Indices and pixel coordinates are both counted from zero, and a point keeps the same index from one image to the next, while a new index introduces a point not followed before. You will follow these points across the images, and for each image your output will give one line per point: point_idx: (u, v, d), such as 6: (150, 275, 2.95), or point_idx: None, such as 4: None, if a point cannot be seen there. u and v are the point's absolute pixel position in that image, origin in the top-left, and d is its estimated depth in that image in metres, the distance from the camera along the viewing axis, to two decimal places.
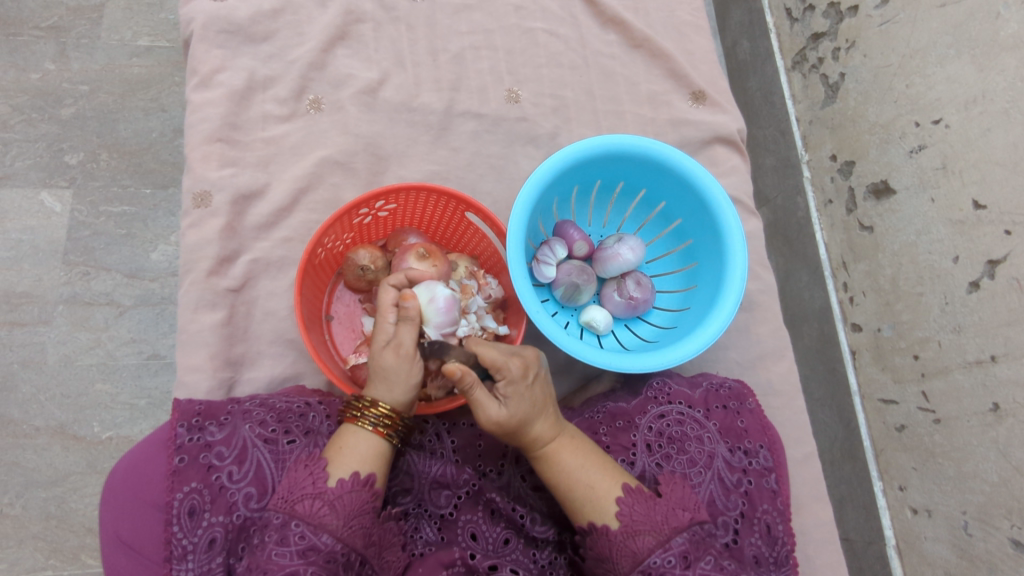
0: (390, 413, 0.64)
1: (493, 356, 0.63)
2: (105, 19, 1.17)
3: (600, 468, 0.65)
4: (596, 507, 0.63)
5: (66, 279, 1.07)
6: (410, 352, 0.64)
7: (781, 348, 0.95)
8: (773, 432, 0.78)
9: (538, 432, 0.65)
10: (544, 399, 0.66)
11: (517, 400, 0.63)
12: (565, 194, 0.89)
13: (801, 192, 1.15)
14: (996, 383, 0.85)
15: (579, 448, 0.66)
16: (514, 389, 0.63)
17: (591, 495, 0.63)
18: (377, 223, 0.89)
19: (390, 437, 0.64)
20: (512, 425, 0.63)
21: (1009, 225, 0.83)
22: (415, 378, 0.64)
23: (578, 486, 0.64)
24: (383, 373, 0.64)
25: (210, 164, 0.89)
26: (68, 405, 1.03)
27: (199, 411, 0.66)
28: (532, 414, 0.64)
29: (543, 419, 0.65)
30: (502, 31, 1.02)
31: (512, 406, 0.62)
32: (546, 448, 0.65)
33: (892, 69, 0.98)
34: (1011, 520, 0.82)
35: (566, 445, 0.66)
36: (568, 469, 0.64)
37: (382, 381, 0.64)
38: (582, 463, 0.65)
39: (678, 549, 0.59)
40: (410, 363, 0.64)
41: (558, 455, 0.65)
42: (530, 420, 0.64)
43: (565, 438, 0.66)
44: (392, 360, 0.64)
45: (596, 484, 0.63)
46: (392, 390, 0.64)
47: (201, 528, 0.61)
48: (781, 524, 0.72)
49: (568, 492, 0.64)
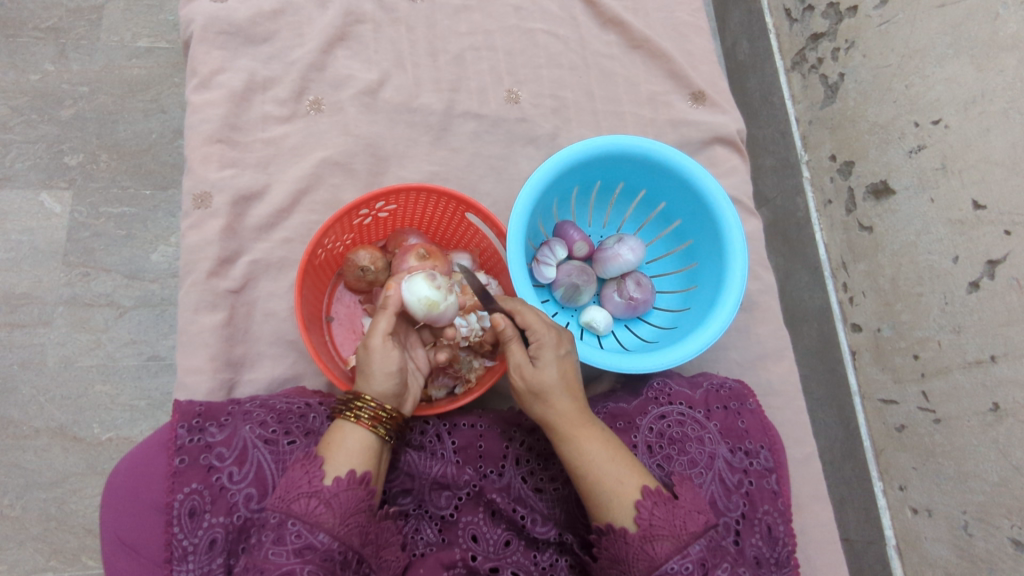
0: (377, 407, 0.64)
1: (531, 320, 0.67)
2: (105, 20, 1.17)
3: (628, 465, 0.63)
4: (618, 503, 0.61)
5: (66, 280, 1.07)
6: (382, 342, 0.67)
7: (781, 348, 0.95)
8: (774, 433, 0.78)
9: (561, 409, 0.65)
10: (574, 381, 0.68)
11: (547, 363, 0.66)
12: (564, 195, 0.89)
13: (802, 192, 1.15)
14: (996, 384, 0.85)
15: (609, 441, 0.65)
16: (546, 350, 0.66)
17: (615, 488, 0.62)
18: (377, 224, 0.88)
19: (376, 430, 0.64)
20: (538, 385, 0.65)
21: (1009, 225, 0.83)
22: (390, 366, 0.66)
23: (603, 477, 0.62)
24: (361, 367, 0.67)
25: (210, 165, 0.89)
26: (68, 407, 1.03)
27: (200, 411, 0.66)
28: (557, 386, 0.66)
29: (569, 397, 0.66)
30: (502, 32, 1.02)
31: (542, 367, 0.66)
32: (573, 428, 0.65)
33: (891, 69, 0.98)
34: (1011, 519, 0.82)
35: (595, 434, 0.64)
36: (596, 460, 0.63)
37: (362, 377, 0.66)
38: (609, 455, 0.63)
39: (695, 556, 0.58)
40: (384, 353, 0.66)
41: (587, 442, 0.64)
42: (557, 391, 0.65)
43: (592, 429, 0.65)
44: (366, 354, 0.67)
45: (623, 480, 0.62)
46: (369, 382, 0.66)
47: (201, 529, 0.61)
48: (783, 525, 0.72)
49: (594, 484, 0.62)
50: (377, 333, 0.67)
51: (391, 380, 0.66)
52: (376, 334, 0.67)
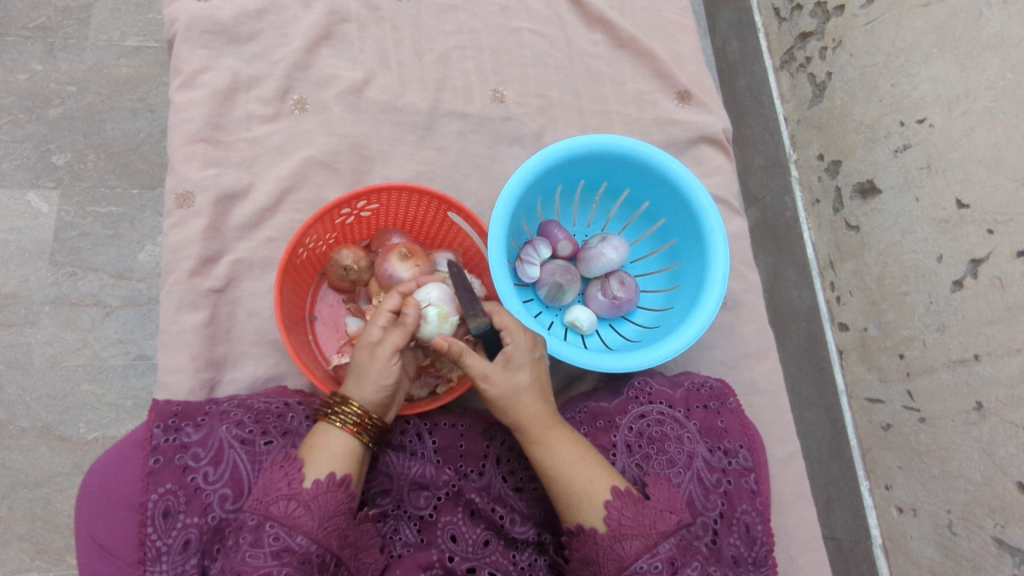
0: (363, 412, 0.64)
1: (508, 322, 0.66)
2: (93, 19, 1.17)
3: (599, 464, 0.64)
4: (588, 502, 0.61)
5: (53, 280, 1.07)
6: (388, 354, 0.64)
7: (765, 347, 0.95)
8: (754, 432, 0.78)
9: (531, 413, 0.65)
10: (546, 384, 0.67)
11: (519, 366, 0.65)
12: (548, 194, 0.89)
13: (790, 191, 1.15)
14: (979, 382, 0.85)
15: (578, 442, 0.65)
16: (519, 353, 0.65)
17: (588, 487, 0.62)
18: (361, 223, 0.88)
19: (360, 436, 0.64)
20: (509, 387, 0.64)
21: (991, 224, 0.83)
22: (386, 379, 0.64)
23: (575, 479, 0.62)
24: (359, 368, 0.65)
25: (193, 164, 0.89)
26: (54, 406, 1.03)
27: (176, 412, 0.66)
28: (524, 388, 0.64)
29: (539, 400, 0.65)
30: (487, 31, 1.02)
31: (513, 368, 0.65)
32: (545, 430, 0.64)
33: (877, 68, 0.98)
34: (994, 518, 0.82)
35: (565, 435, 0.65)
36: (568, 460, 0.63)
37: (357, 379, 0.65)
38: (580, 455, 0.64)
39: (664, 555, 0.59)
40: (387, 366, 0.64)
41: (558, 443, 0.64)
42: (525, 393, 0.65)
43: (563, 430, 0.65)
44: (368, 357, 0.64)
45: (594, 480, 0.62)
46: (363, 388, 0.64)
47: (175, 529, 0.61)
48: (761, 524, 0.72)
49: (567, 485, 0.63)
50: (390, 346, 0.64)
51: (382, 392, 0.64)
52: (387, 345, 0.64)
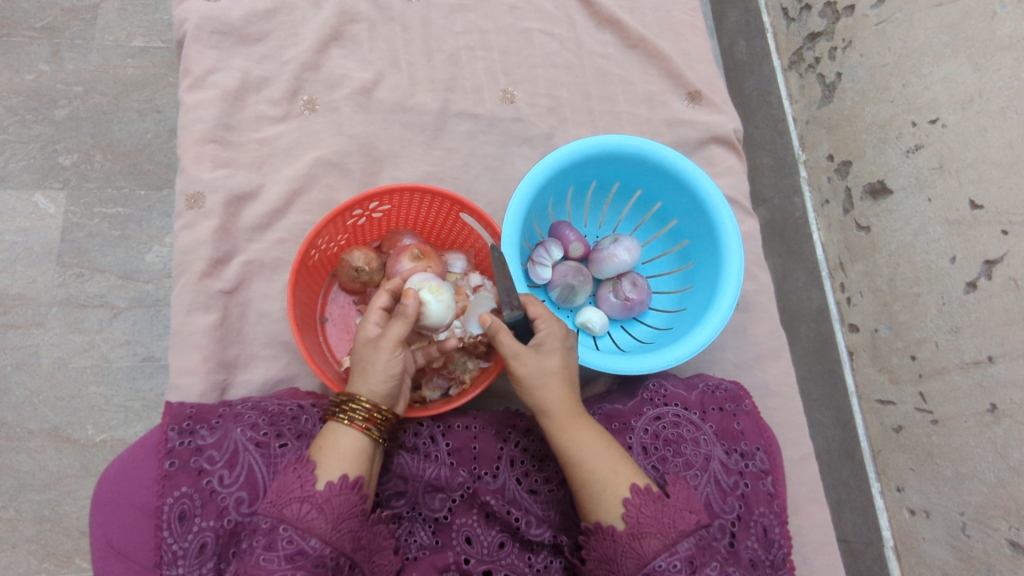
0: (371, 407, 0.63)
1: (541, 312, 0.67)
2: (100, 20, 1.16)
3: (623, 458, 0.64)
4: (608, 497, 0.61)
5: (60, 281, 1.07)
6: (391, 346, 0.64)
7: (777, 348, 0.95)
8: (770, 434, 0.77)
9: (557, 400, 0.65)
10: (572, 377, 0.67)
11: (552, 351, 0.65)
12: (560, 195, 0.89)
13: (799, 191, 1.15)
14: (993, 384, 0.84)
15: (601, 433, 0.65)
16: (553, 340, 0.66)
17: (611, 479, 0.62)
18: (372, 224, 0.88)
19: (369, 432, 0.63)
20: (538, 369, 0.64)
21: (1006, 225, 0.82)
22: (392, 370, 0.64)
23: (598, 472, 0.62)
24: (363, 364, 0.65)
25: (203, 165, 0.89)
26: (62, 408, 1.02)
27: (191, 414, 0.66)
28: (554, 372, 0.65)
29: (567, 388, 0.65)
30: (497, 31, 1.01)
31: (546, 352, 0.65)
32: (568, 420, 0.64)
33: (888, 69, 0.98)
34: (1009, 521, 0.82)
35: (588, 426, 0.65)
36: (592, 450, 0.63)
37: (363, 375, 0.64)
38: (604, 445, 0.64)
39: (683, 554, 0.58)
40: (391, 358, 0.64)
41: (582, 433, 0.64)
42: (553, 376, 0.65)
43: (586, 422, 0.65)
44: (371, 352, 0.64)
45: (617, 470, 0.62)
46: (369, 382, 0.64)
47: (191, 533, 0.61)
48: (778, 527, 0.71)
49: (588, 475, 0.62)
50: (393, 338, 0.64)
51: (388, 383, 0.64)
52: (389, 338, 0.64)
